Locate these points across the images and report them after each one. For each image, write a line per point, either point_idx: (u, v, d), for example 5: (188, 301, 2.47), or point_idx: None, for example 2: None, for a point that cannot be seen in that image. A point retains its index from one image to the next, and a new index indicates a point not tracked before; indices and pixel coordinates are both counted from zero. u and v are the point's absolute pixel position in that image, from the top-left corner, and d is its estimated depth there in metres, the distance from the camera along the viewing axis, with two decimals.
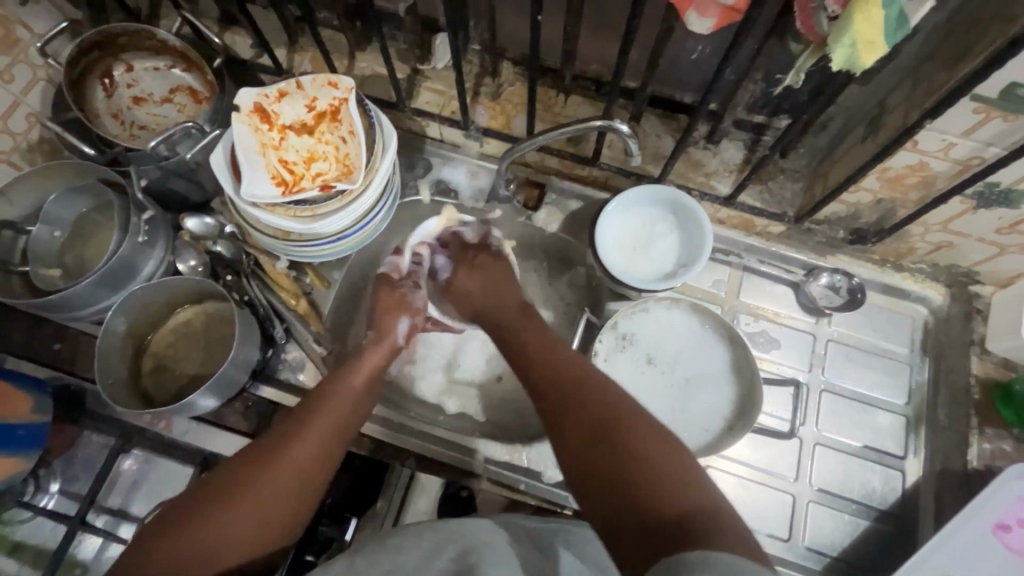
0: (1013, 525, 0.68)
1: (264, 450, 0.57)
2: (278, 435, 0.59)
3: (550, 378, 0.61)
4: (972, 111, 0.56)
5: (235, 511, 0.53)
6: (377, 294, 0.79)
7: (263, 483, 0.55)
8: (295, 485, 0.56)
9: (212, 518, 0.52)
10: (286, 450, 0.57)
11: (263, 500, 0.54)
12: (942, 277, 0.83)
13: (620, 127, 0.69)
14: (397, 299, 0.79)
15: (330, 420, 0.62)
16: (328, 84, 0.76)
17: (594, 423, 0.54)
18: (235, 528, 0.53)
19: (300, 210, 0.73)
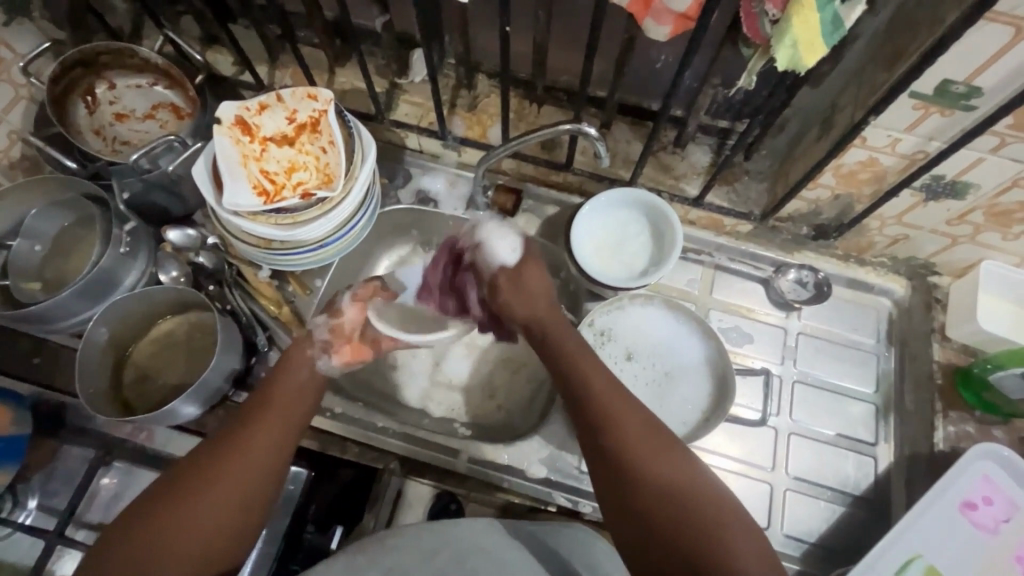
0: (979, 502, 0.70)
1: (205, 459, 0.59)
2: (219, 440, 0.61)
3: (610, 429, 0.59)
4: (912, 107, 0.60)
5: (193, 513, 0.55)
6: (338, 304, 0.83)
7: (211, 487, 0.57)
8: (246, 481, 0.58)
9: (153, 526, 0.54)
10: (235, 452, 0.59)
11: (212, 499, 0.56)
12: (902, 271, 0.87)
13: (588, 130, 0.72)
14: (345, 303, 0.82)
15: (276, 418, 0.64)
16: (307, 97, 0.79)
17: (647, 494, 0.55)
18: (203, 535, 0.55)
19: (280, 218, 0.75)
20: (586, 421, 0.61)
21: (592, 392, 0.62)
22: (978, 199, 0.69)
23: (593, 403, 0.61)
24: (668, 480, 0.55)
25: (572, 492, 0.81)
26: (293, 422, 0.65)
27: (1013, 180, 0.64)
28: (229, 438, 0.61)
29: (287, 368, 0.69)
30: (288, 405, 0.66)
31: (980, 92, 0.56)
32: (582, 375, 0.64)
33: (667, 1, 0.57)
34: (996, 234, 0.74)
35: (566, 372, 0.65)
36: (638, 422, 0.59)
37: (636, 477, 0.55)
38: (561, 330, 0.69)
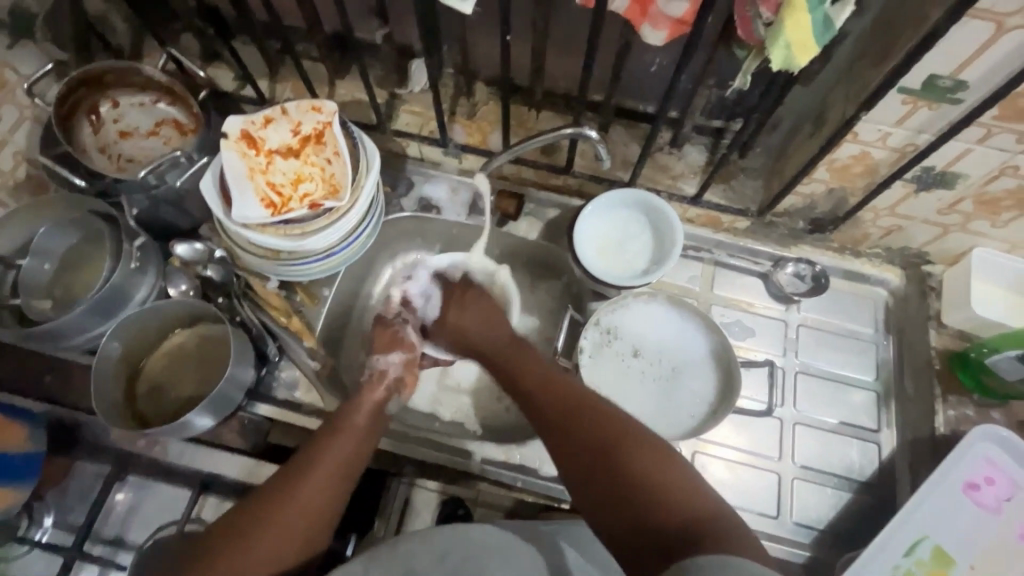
0: (981, 483, 0.72)
1: (270, 498, 0.60)
2: (284, 480, 0.61)
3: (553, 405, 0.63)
4: (901, 102, 0.63)
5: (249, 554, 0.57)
6: (373, 333, 0.81)
7: (280, 526, 0.58)
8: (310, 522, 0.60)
9: (220, 564, 0.55)
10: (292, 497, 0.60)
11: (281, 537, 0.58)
12: (897, 261, 0.89)
13: (588, 133, 0.75)
14: (390, 336, 0.80)
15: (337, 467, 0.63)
16: (311, 109, 0.80)
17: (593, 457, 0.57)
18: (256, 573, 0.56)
19: (289, 229, 0.76)
20: (543, 419, 0.63)
21: (532, 380, 0.67)
22: (967, 188, 0.71)
23: (536, 389, 0.65)
24: (609, 439, 0.57)
25: None
26: (356, 468, 0.65)
27: (1000, 169, 0.67)
28: (293, 477, 0.61)
29: (351, 407, 0.69)
30: (349, 445, 0.65)
31: (966, 86, 0.59)
32: (531, 380, 0.67)
33: (664, 6, 0.60)
34: (985, 222, 0.76)
35: (508, 367, 0.71)
36: (570, 394, 0.63)
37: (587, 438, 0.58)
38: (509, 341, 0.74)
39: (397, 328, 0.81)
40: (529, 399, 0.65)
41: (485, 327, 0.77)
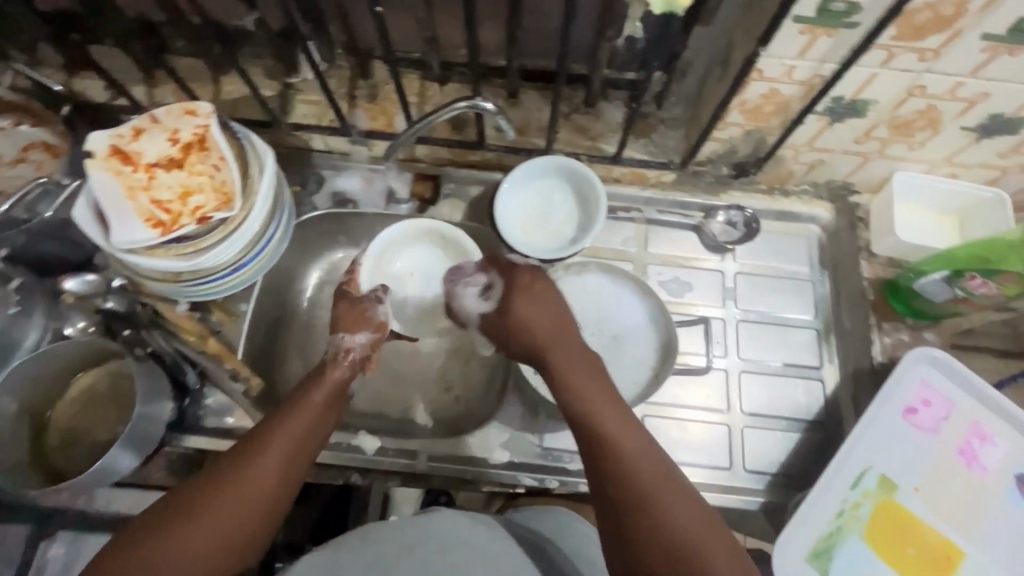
0: (919, 406, 0.73)
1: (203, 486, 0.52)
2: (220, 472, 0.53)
3: (617, 461, 0.53)
4: (799, 32, 0.59)
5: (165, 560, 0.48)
6: (337, 308, 0.70)
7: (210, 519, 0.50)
8: (248, 523, 0.52)
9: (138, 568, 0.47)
10: (226, 488, 0.52)
11: (212, 533, 0.50)
12: (825, 195, 0.88)
13: (484, 104, 0.72)
14: (358, 312, 0.69)
15: (288, 452, 0.56)
16: (186, 113, 0.73)
17: (654, 537, 0.49)
18: None
19: (182, 247, 0.70)
20: (597, 456, 0.54)
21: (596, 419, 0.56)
22: (879, 113, 0.69)
23: (604, 432, 0.55)
24: (681, 526, 0.49)
25: (534, 470, 0.78)
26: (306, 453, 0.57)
27: (908, 90, 0.65)
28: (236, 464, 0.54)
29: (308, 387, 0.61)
30: (305, 427, 0.58)
31: (859, 8, 0.56)
32: (576, 385, 0.58)
33: None
34: (902, 145, 0.75)
35: (569, 392, 0.59)
36: (643, 456, 0.53)
37: (652, 515, 0.50)
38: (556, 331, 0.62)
39: (367, 305, 0.70)
40: (585, 428, 0.56)
41: (552, 337, 0.61)
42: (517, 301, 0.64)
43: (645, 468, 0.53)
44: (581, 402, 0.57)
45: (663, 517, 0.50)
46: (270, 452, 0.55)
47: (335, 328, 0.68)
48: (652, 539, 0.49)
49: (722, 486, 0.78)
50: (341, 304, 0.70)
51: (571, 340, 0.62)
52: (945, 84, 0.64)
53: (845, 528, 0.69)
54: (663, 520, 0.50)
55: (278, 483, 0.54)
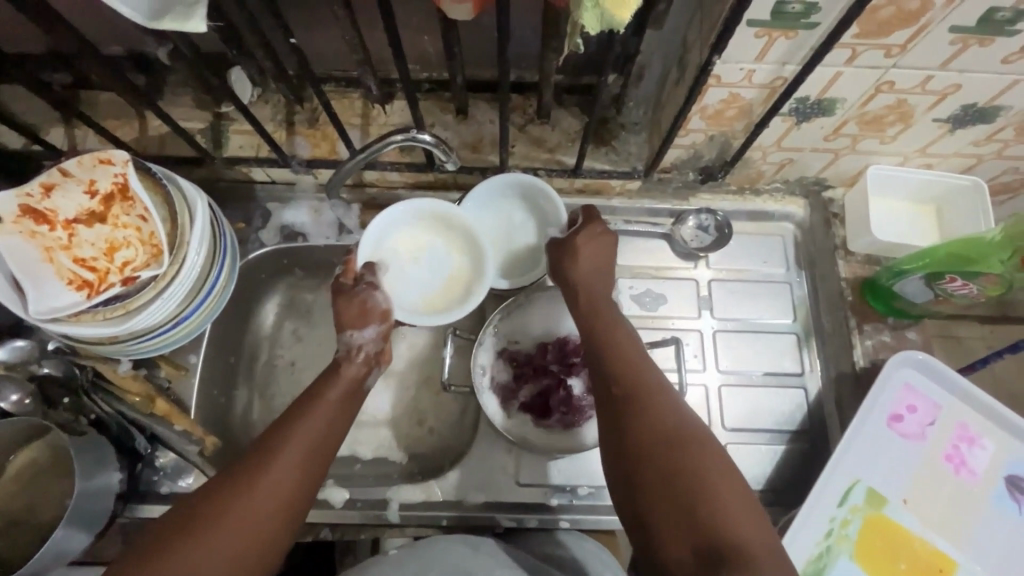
0: (903, 413, 0.70)
1: (227, 479, 0.50)
2: (229, 478, 0.50)
3: (633, 396, 0.54)
4: (754, 36, 0.54)
5: (184, 559, 0.46)
6: (334, 304, 0.65)
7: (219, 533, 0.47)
8: (261, 534, 0.49)
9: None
10: (249, 480, 0.50)
11: (221, 550, 0.47)
12: (798, 191, 0.84)
13: (421, 138, 0.66)
14: (358, 308, 0.64)
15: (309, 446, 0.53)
16: (99, 162, 0.67)
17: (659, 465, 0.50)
18: None
19: (109, 310, 0.64)
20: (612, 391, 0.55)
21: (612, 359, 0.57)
22: (847, 110, 0.65)
23: (622, 372, 0.56)
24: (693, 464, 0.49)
25: (512, 510, 0.75)
26: (325, 452, 0.54)
27: (876, 86, 0.61)
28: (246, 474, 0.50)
29: (325, 380, 0.59)
30: (320, 429, 0.55)
31: (817, 8, 0.51)
32: (601, 332, 0.60)
33: None
34: (874, 139, 0.71)
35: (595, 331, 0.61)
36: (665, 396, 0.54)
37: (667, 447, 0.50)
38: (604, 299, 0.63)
39: (364, 295, 0.65)
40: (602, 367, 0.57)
41: (601, 281, 0.64)
42: (574, 248, 0.66)
43: (665, 410, 0.53)
44: (603, 345, 0.59)
45: (679, 455, 0.50)
46: (289, 450, 0.52)
47: (341, 326, 0.64)
48: (660, 469, 0.50)
49: None
50: (336, 300, 0.65)
51: (606, 293, 0.64)
52: (914, 78, 0.59)
53: (834, 548, 0.67)
54: (676, 454, 0.50)
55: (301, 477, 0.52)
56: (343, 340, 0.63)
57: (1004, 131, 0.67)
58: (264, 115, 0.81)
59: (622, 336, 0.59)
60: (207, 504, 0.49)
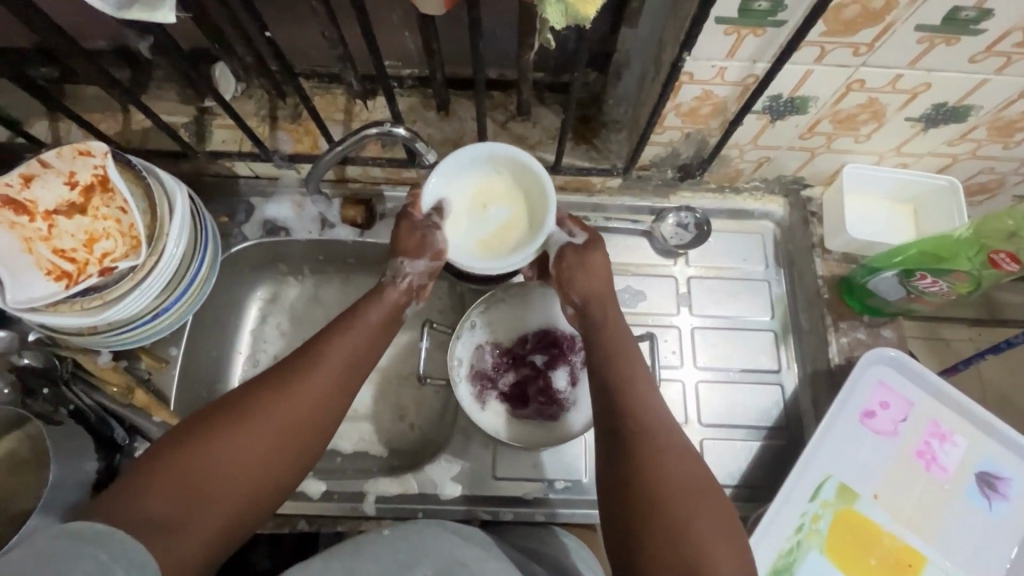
0: (876, 409, 0.71)
1: (273, 380, 0.54)
2: (271, 378, 0.55)
3: (647, 434, 0.54)
4: (724, 33, 0.55)
5: (232, 439, 0.49)
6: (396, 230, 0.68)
7: (265, 418, 0.51)
8: (309, 422, 0.54)
9: (195, 455, 0.48)
10: (293, 381, 0.54)
11: (263, 440, 0.51)
12: (777, 190, 0.85)
13: (396, 130, 0.68)
14: (417, 240, 0.67)
15: (345, 360, 0.58)
16: (79, 154, 0.67)
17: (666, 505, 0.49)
18: (233, 468, 0.49)
19: (86, 301, 0.65)
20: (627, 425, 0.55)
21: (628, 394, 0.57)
22: (820, 109, 0.66)
23: (638, 411, 0.56)
24: (697, 512, 0.49)
25: (489, 503, 0.75)
26: (357, 371, 0.59)
27: (846, 85, 0.62)
28: (290, 375, 0.55)
29: (362, 305, 0.64)
30: (360, 343, 0.61)
31: (783, 5, 0.51)
32: (616, 365, 0.59)
33: None
34: (848, 138, 0.72)
35: (608, 360, 0.60)
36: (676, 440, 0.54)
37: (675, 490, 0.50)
38: (616, 329, 0.63)
39: (427, 231, 0.67)
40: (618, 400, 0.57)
41: (612, 316, 0.65)
42: (586, 276, 0.66)
43: (676, 452, 0.53)
44: (619, 377, 0.58)
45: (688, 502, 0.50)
46: (332, 361, 0.57)
47: (395, 252, 0.68)
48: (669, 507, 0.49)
49: None
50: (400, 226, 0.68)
51: (621, 326, 0.64)
52: (885, 77, 0.60)
53: (804, 543, 0.67)
54: (682, 500, 0.50)
55: (336, 387, 0.56)
56: (392, 267, 0.68)
57: (977, 131, 0.68)
58: (248, 110, 0.82)
59: (635, 369, 0.59)
60: (257, 394, 0.53)
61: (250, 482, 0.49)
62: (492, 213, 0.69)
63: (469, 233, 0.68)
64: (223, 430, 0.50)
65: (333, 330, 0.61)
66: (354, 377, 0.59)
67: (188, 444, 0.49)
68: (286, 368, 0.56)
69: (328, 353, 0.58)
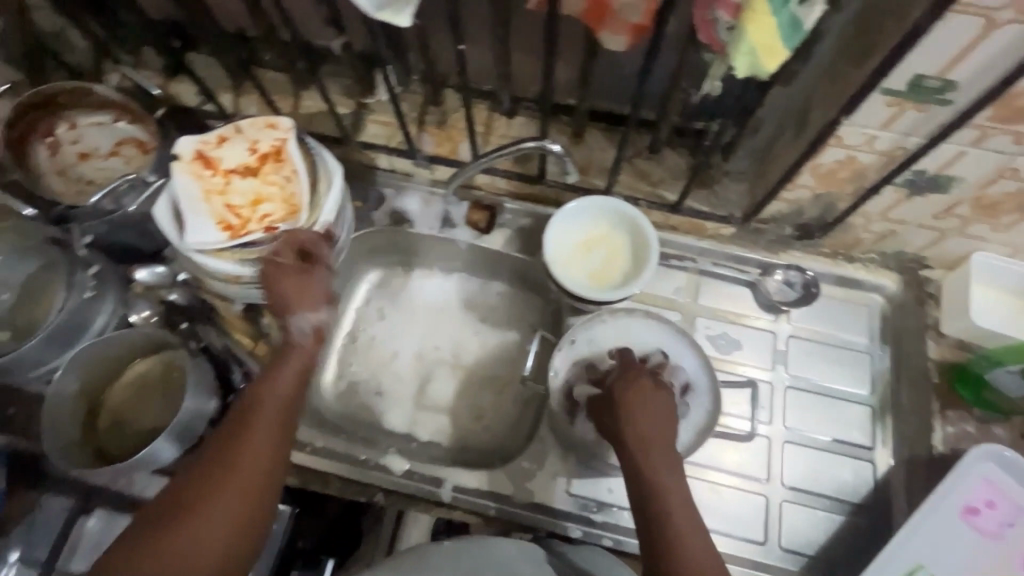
0: (981, 507, 0.68)
1: (217, 456, 0.59)
2: (219, 450, 0.60)
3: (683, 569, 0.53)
4: (886, 104, 0.58)
5: (193, 523, 0.55)
6: (267, 268, 0.73)
7: (232, 487, 0.58)
8: (261, 487, 0.59)
9: (164, 540, 0.54)
10: (237, 455, 0.59)
11: (222, 516, 0.56)
12: (893, 266, 0.84)
13: (551, 147, 0.75)
14: (299, 278, 0.72)
15: (267, 426, 0.62)
16: (268, 127, 0.78)
17: None
18: (198, 545, 0.54)
19: (245, 252, 0.73)
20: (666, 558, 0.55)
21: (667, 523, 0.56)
22: (963, 192, 0.66)
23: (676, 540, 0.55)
24: None
25: (559, 518, 0.76)
26: (284, 431, 0.64)
27: (998, 172, 0.62)
28: (232, 450, 0.60)
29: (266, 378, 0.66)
30: (274, 409, 0.64)
31: (955, 86, 0.53)
32: (659, 491, 0.58)
33: (621, 11, 0.53)
34: (985, 225, 0.71)
35: (645, 483, 0.59)
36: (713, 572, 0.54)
37: None
38: (662, 447, 0.61)
39: (309, 274, 0.73)
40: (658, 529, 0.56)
41: (661, 434, 0.62)
42: (638, 392, 0.65)
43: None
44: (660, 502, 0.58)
45: None
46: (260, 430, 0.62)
47: (279, 297, 0.71)
48: None
49: (754, 562, 0.74)
50: (270, 268, 0.72)
51: (670, 442, 0.62)
52: None
53: None
54: None
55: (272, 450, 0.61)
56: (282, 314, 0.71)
57: None
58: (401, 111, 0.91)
59: (675, 495, 0.58)
60: (208, 474, 0.58)
61: (217, 553, 0.55)
62: (592, 254, 0.81)
63: (568, 254, 0.81)
64: (189, 513, 0.56)
65: (251, 393, 0.65)
66: (285, 436, 0.64)
67: (153, 531, 0.55)
68: (223, 441, 0.60)
69: (252, 424, 0.62)
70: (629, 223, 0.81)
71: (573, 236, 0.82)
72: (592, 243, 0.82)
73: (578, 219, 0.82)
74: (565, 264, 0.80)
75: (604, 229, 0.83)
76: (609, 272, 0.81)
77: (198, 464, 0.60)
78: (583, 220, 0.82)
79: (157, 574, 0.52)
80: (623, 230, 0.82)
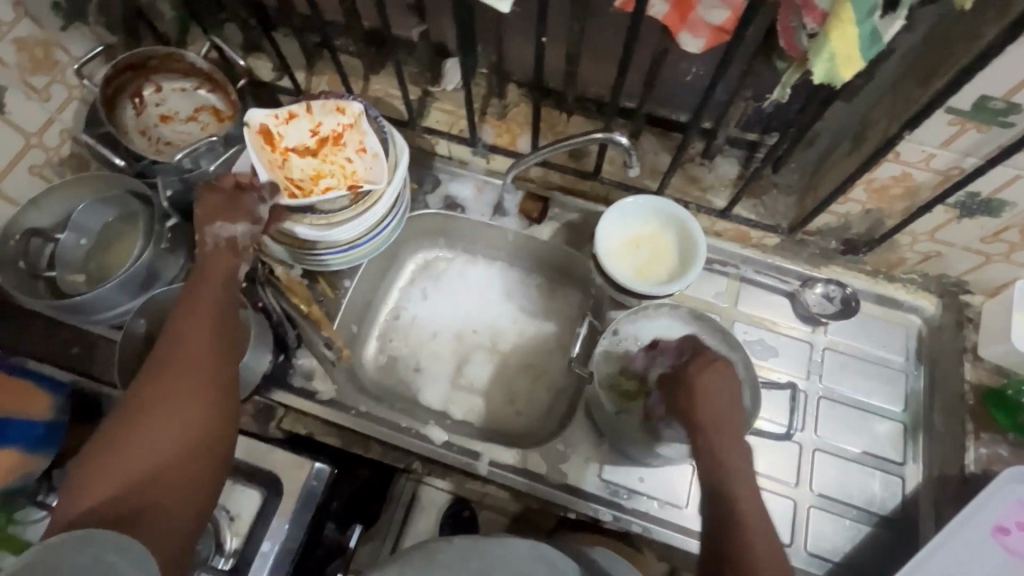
0: (1011, 527, 0.69)
1: (160, 367, 0.58)
2: (159, 360, 0.58)
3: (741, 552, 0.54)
4: (948, 123, 0.60)
5: (145, 432, 0.54)
6: (205, 197, 0.66)
7: (173, 406, 0.56)
8: (211, 385, 0.58)
9: (120, 454, 0.53)
10: (179, 362, 0.58)
11: (174, 420, 0.55)
12: (934, 288, 0.86)
13: (619, 139, 0.77)
14: (228, 204, 0.65)
15: (206, 327, 0.60)
16: (335, 109, 0.80)
17: None
18: (159, 448, 0.54)
19: (315, 218, 0.77)
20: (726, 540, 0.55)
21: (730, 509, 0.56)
22: (1014, 217, 0.68)
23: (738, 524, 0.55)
24: None
25: (591, 501, 0.79)
26: (225, 330, 0.62)
27: None
28: (173, 359, 0.58)
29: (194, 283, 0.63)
30: (213, 310, 0.62)
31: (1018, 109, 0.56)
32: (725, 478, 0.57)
33: (703, 13, 0.59)
34: None
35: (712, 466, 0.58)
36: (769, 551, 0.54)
37: None
38: (729, 432, 0.59)
39: (236, 198, 0.66)
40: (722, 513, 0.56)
41: (727, 420, 0.60)
42: (704, 379, 0.61)
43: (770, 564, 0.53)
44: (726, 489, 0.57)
45: None
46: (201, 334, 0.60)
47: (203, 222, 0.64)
48: None
49: None
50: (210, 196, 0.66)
51: (736, 429, 0.60)
52: None
53: None
54: None
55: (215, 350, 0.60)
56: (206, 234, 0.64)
57: None
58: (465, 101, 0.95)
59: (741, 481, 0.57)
60: (150, 387, 0.57)
61: (180, 449, 0.55)
62: (640, 250, 0.84)
63: (617, 248, 0.84)
64: (138, 423, 0.55)
65: (186, 301, 0.62)
66: (228, 335, 0.62)
67: (103, 446, 0.54)
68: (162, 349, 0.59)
69: (189, 326, 0.60)
70: (680, 225, 0.84)
71: (624, 232, 0.85)
72: (640, 240, 0.85)
73: (631, 214, 0.85)
74: (613, 256, 0.83)
75: (654, 227, 0.85)
76: (653, 269, 0.83)
77: (138, 381, 0.58)
78: (636, 215, 0.85)
79: (124, 482, 0.52)
80: (672, 231, 0.84)
